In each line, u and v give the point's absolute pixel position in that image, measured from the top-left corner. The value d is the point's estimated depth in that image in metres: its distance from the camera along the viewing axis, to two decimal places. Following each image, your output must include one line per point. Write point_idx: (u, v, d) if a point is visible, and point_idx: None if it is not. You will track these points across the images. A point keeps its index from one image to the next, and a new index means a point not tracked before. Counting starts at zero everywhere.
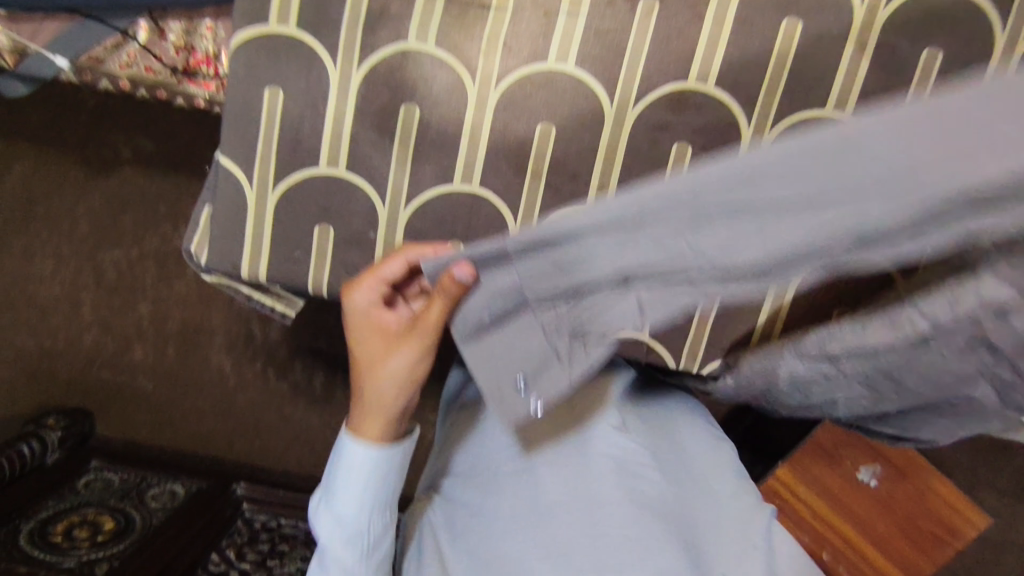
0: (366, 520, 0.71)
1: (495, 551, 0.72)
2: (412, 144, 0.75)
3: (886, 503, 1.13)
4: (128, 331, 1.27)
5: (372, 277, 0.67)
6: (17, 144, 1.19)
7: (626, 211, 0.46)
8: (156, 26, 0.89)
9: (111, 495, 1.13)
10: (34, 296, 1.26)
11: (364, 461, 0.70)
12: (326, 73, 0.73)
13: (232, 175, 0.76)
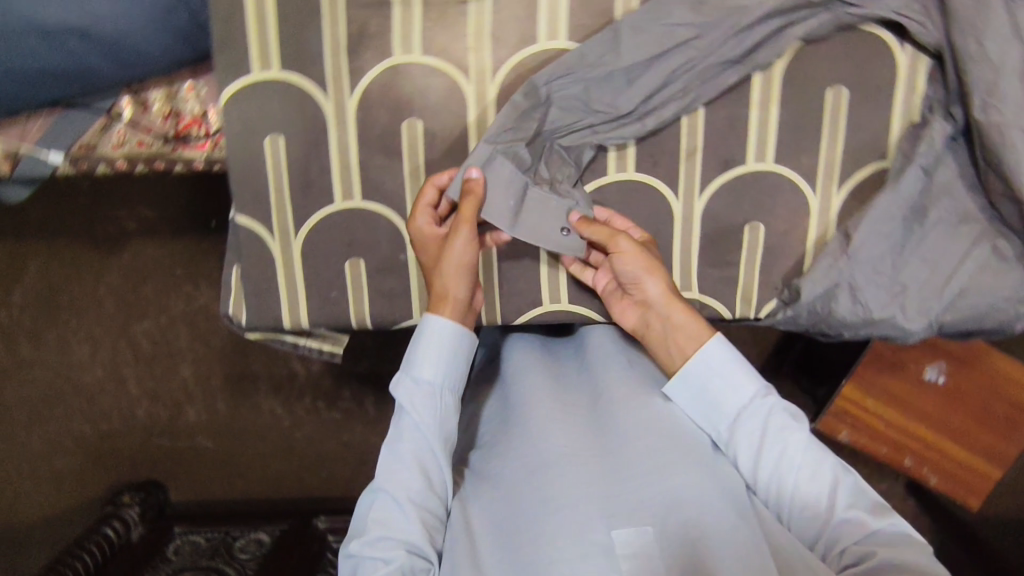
0: (406, 474, 0.65)
1: (503, 512, 0.64)
2: (422, 157, 0.73)
3: (957, 397, 1.06)
4: (180, 397, 1.27)
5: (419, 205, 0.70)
6: (27, 242, 1.18)
7: (530, 94, 0.70)
8: (138, 99, 0.88)
9: (202, 555, 1.15)
10: (80, 384, 1.26)
11: (409, 413, 0.67)
12: (321, 108, 0.71)
13: (253, 231, 0.74)
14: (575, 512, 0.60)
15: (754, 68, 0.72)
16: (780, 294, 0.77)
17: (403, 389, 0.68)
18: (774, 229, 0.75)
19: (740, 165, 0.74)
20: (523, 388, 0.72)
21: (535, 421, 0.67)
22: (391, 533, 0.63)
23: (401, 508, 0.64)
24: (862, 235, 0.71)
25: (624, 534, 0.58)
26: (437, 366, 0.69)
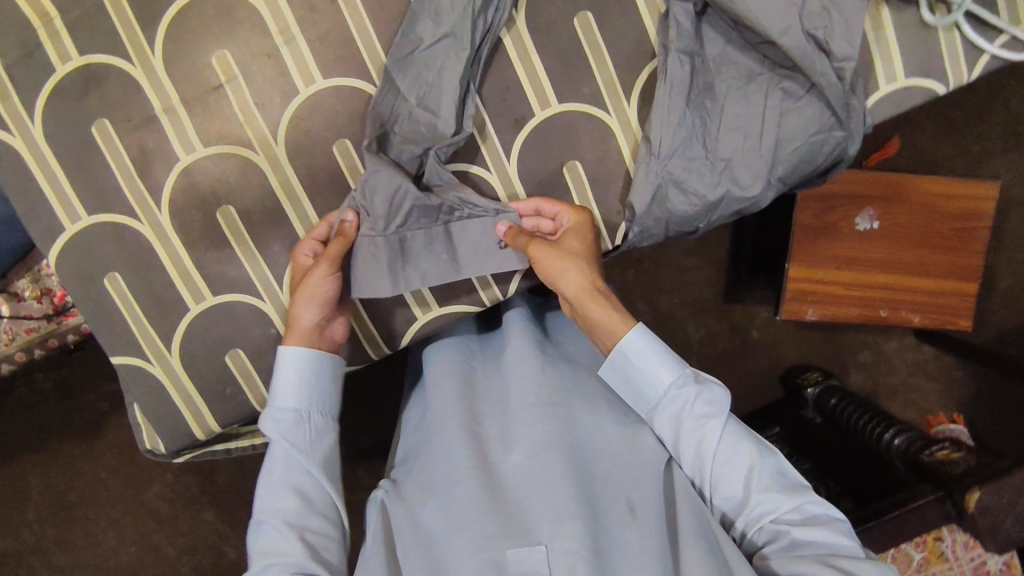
0: (284, 501, 0.69)
1: (415, 537, 0.67)
2: (248, 236, 0.76)
3: (898, 230, 1.11)
4: (214, 537, 1.28)
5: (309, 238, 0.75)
6: (22, 460, 1.24)
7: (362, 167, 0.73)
8: (9, 293, 0.93)
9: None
10: (117, 567, 1.26)
11: (279, 444, 0.71)
12: (140, 232, 0.75)
13: (130, 366, 0.78)
14: (478, 535, 0.64)
15: (500, 32, 0.74)
16: (624, 215, 0.78)
17: (267, 425, 0.71)
18: (589, 161, 0.77)
19: (531, 119, 0.76)
20: (436, 406, 0.75)
21: (445, 452, 0.71)
22: (277, 557, 0.66)
23: (282, 534, 0.67)
24: (659, 132, 0.73)
25: (517, 551, 0.63)
26: (296, 391, 0.72)
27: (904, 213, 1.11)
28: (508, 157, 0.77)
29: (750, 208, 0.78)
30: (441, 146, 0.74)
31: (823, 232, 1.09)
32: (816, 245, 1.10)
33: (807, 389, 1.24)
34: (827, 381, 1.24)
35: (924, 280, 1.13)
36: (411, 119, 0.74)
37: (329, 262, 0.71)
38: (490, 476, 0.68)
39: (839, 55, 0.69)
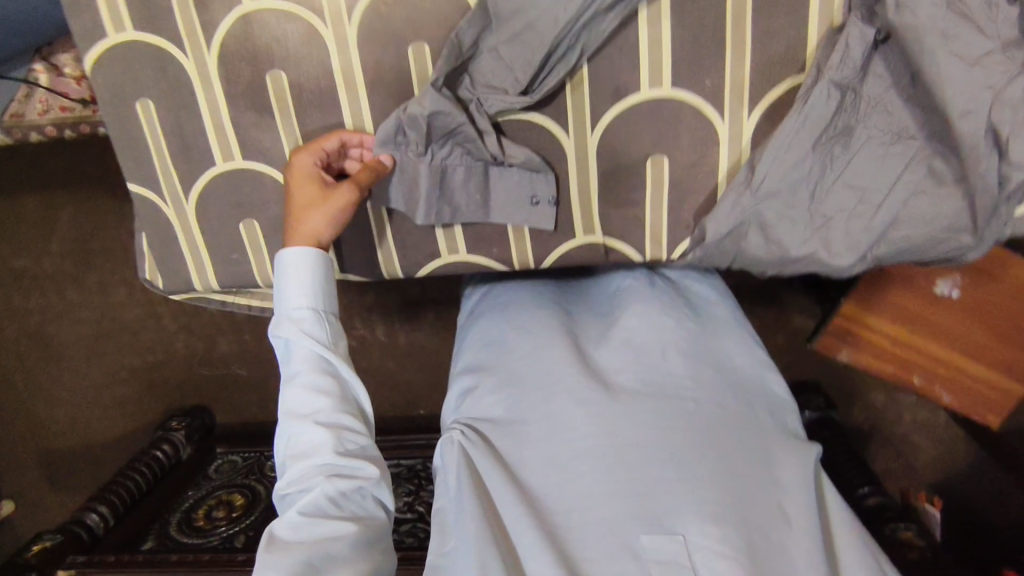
0: (310, 401, 0.65)
1: (529, 501, 0.58)
2: (292, 110, 0.69)
3: (983, 313, 0.90)
4: (212, 329, 1.34)
5: (312, 148, 0.68)
6: (59, 194, 1.25)
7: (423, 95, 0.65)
8: (50, 64, 0.89)
9: (238, 474, 1.20)
10: (118, 318, 1.34)
11: (301, 343, 0.66)
12: (182, 68, 0.68)
13: (145, 198, 0.75)
14: (603, 513, 0.56)
15: (640, 3, 0.62)
16: (691, 233, 0.70)
17: (286, 327, 0.67)
18: (679, 161, 0.67)
19: (634, 94, 0.65)
20: (538, 359, 0.67)
21: (558, 415, 0.62)
22: (314, 460, 0.62)
23: (314, 435, 0.63)
24: (766, 167, 0.63)
25: (653, 540, 0.54)
26: (304, 290, 0.67)
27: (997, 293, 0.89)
28: (593, 126, 0.67)
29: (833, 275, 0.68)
30: (492, 99, 0.65)
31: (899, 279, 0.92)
32: (879, 291, 0.95)
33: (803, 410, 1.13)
34: (827, 410, 1.12)
35: (999, 375, 0.94)
36: (494, 59, 0.65)
37: (350, 185, 0.66)
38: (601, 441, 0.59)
39: (1012, 162, 0.56)
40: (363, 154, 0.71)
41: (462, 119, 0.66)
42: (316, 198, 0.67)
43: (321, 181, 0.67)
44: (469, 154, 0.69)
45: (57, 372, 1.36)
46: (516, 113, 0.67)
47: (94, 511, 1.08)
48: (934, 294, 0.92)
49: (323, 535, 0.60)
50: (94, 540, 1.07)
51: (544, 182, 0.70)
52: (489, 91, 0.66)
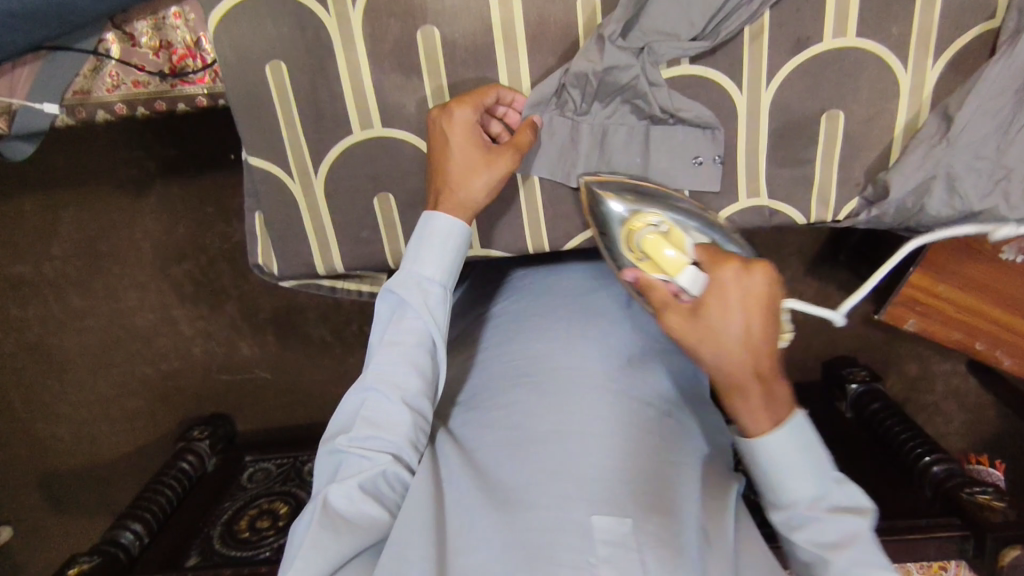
0: (405, 374, 0.60)
1: (481, 487, 0.57)
2: (443, 70, 0.64)
3: None
4: (232, 332, 1.19)
5: (471, 104, 0.61)
6: (58, 190, 1.11)
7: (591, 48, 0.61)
8: (124, 33, 0.80)
9: (275, 481, 1.07)
10: (131, 326, 1.19)
11: (419, 314, 0.61)
12: (322, 25, 0.62)
13: (268, 174, 0.69)
14: (552, 495, 0.54)
15: None
16: (863, 191, 0.68)
17: (412, 293, 0.61)
18: (855, 116, 0.65)
19: (817, 44, 0.62)
20: (514, 348, 0.65)
21: (529, 400, 0.60)
22: (384, 437, 0.59)
23: (396, 413, 0.59)
24: (966, 117, 0.61)
25: (603, 522, 0.52)
26: (438, 262, 0.62)
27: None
28: (768, 81, 0.64)
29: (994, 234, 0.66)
30: (666, 46, 0.61)
31: (964, 247, 0.83)
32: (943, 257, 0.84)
33: (850, 384, 1.06)
34: (874, 381, 1.07)
35: None
36: (671, 4, 0.60)
37: (517, 150, 0.63)
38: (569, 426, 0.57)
39: None
40: (508, 115, 0.65)
41: (637, 71, 0.62)
42: (477, 163, 0.62)
43: (483, 144, 0.62)
44: (633, 112, 0.66)
45: (61, 384, 1.22)
46: (684, 64, 0.63)
47: (128, 529, 0.94)
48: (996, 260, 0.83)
49: (363, 516, 0.57)
50: (132, 561, 0.93)
51: (709, 140, 0.66)
52: (660, 38, 0.61)
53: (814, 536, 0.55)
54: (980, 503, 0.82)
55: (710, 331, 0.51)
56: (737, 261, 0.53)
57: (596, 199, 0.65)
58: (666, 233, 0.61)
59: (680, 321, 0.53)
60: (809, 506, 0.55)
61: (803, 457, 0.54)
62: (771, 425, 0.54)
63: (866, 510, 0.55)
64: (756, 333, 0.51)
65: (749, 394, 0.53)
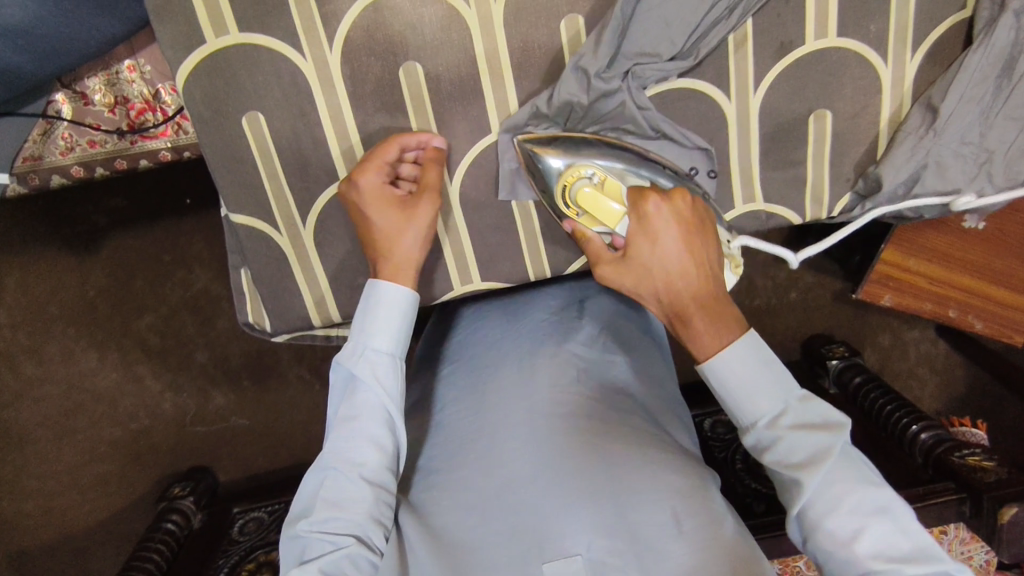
0: (361, 449, 0.56)
1: (438, 550, 0.54)
2: (429, 107, 0.62)
3: (1006, 239, 0.86)
4: (204, 379, 1.12)
5: (375, 164, 0.59)
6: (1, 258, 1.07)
7: (573, 78, 0.60)
8: (75, 92, 0.75)
9: (270, 529, 0.98)
10: (94, 389, 1.11)
11: (369, 390, 0.57)
12: (297, 71, 0.59)
13: (252, 230, 0.65)
14: (507, 549, 0.52)
15: None
16: (854, 186, 0.68)
17: (360, 367, 0.58)
18: (842, 115, 0.65)
19: (799, 47, 0.63)
20: (465, 398, 0.62)
21: (477, 445, 0.57)
22: (346, 518, 0.54)
23: (357, 491, 0.55)
24: (950, 106, 0.62)
25: (554, 567, 0.51)
26: (388, 335, 0.59)
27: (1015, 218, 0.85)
28: (756, 88, 0.64)
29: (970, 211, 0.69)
30: (649, 69, 0.60)
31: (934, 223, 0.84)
32: (915, 235, 0.87)
33: (831, 361, 1.07)
34: (854, 356, 1.07)
35: None
36: (649, 23, 0.58)
37: (433, 192, 0.60)
38: (518, 468, 0.55)
39: None
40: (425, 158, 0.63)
41: (625, 96, 0.61)
42: (397, 220, 0.59)
43: (399, 197, 0.60)
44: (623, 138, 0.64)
45: (18, 459, 1.12)
46: (669, 82, 0.63)
47: None
48: (960, 230, 0.86)
49: None
50: None
51: (703, 155, 0.65)
52: (643, 60, 0.60)
53: (781, 458, 0.53)
54: (971, 464, 0.82)
55: (642, 269, 0.55)
56: (658, 194, 0.56)
57: (534, 158, 0.62)
58: (600, 185, 0.60)
59: (613, 269, 0.57)
60: (773, 423, 0.54)
61: (762, 373, 0.54)
62: (720, 346, 0.54)
63: (842, 425, 0.52)
64: (686, 255, 0.54)
65: (693, 319, 0.55)
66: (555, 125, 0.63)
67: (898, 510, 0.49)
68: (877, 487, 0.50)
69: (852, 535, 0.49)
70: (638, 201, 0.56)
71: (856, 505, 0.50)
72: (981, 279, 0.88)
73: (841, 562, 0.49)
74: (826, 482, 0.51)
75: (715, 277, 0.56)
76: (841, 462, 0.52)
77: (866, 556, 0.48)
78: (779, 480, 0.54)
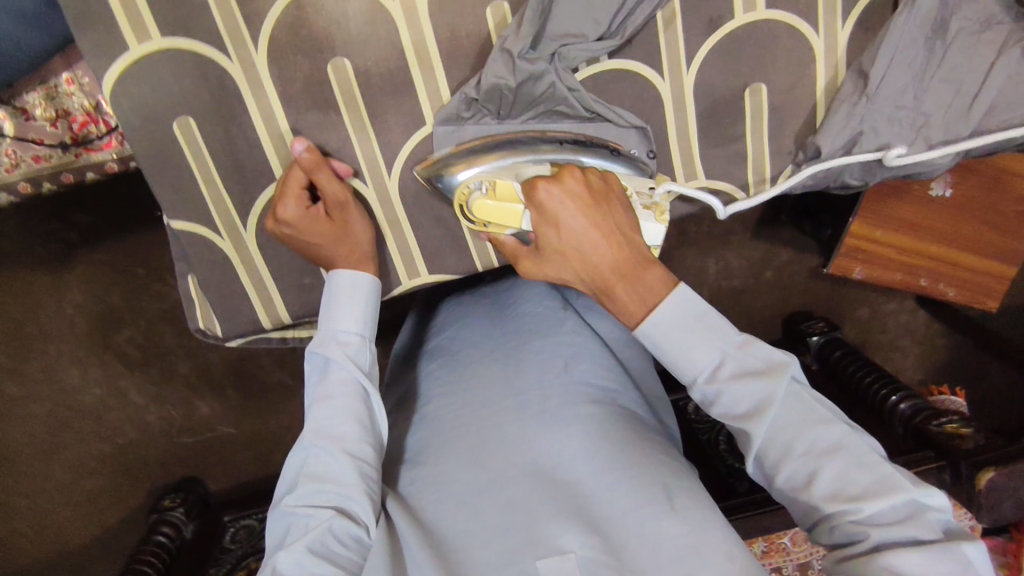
0: (340, 423, 0.57)
1: (421, 527, 0.53)
2: (360, 102, 0.62)
3: (972, 207, 0.86)
4: (188, 391, 1.12)
5: (288, 196, 0.60)
6: None
7: (498, 62, 0.59)
8: (15, 108, 0.74)
9: (259, 538, 0.99)
10: (79, 406, 1.10)
11: (343, 367, 0.59)
12: (224, 73, 0.59)
13: (193, 235, 0.65)
14: (489, 515, 0.51)
15: None
16: (795, 158, 0.68)
17: (331, 349, 0.60)
18: (777, 87, 0.65)
19: (729, 21, 0.63)
20: (448, 381, 0.62)
21: (458, 420, 0.58)
22: (328, 491, 0.54)
23: (339, 466, 0.55)
24: (881, 71, 0.62)
25: (550, 564, 0.48)
26: (356, 316, 0.62)
27: (980, 185, 0.85)
28: (688, 65, 0.64)
29: (918, 175, 0.69)
30: (574, 49, 0.60)
31: (895, 189, 0.83)
32: (881, 204, 0.85)
33: (811, 337, 1.07)
34: (832, 330, 1.07)
35: (989, 262, 0.92)
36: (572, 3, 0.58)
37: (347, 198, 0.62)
38: (495, 437, 0.55)
39: None
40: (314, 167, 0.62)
41: (552, 78, 0.60)
42: (335, 234, 0.61)
43: (325, 216, 0.61)
44: (559, 121, 0.64)
45: None
46: (599, 62, 0.63)
47: None
48: (925, 196, 0.85)
49: None
50: None
51: (640, 136, 0.65)
52: (568, 42, 0.59)
53: (728, 410, 0.53)
54: (950, 432, 0.82)
55: (555, 255, 0.56)
56: (546, 179, 0.55)
57: (434, 180, 0.63)
58: (493, 191, 0.59)
59: (532, 263, 0.59)
60: (712, 376, 0.53)
61: (693, 328, 0.54)
62: (651, 307, 0.54)
63: (785, 365, 0.52)
64: (593, 230, 0.54)
65: (618, 291, 0.55)
66: (488, 112, 0.63)
67: (852, 445, 0.49)
68: (827, 426, 0.50)
69: (810, 476, 0.49)
70: (529, 192, 0.55)
71: (806, 449, 0.50)
72: (947, 244, 0.89)
73: (806, 504, 0.50)
74: (775, 427, 0.51)
75: (629, 239, 0.55)
76: (789, 405, 0.51)
77: (823, 497, 0.48)
78: (734, 434, 0.54)
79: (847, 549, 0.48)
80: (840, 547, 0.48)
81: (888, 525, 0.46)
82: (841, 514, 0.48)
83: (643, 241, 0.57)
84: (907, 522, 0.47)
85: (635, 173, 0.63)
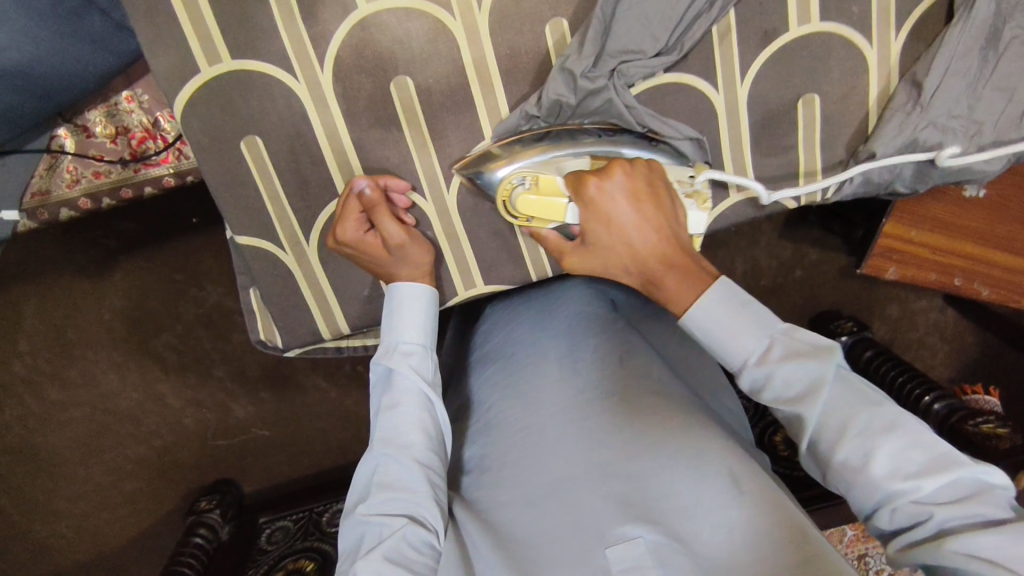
0: (408, 432, 0.58)
1: (500, 543, 0.54)
2: (421, 119, 0.63)
3: (1009, 207, 0.85)
4: (223, 394, 1.13)
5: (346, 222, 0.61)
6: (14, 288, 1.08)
7: (559, 80, 0.61)
8: (76, 126, 0.77)
9: (296, 538, 0.99)
10: (117, 410, 1.12)
11: (408, 378, 0.60)
12: (291, 93, 0.61)
13: (257, 249, 0.67)
14: (566, 523, 0.52)
15: None
16: (847, 167, 0.69)
17: (395, 361, 0.61)
18: (831, 97, 0.66)
19: (783, 34, 0.63)
20: (510, 387, 0.63)
21: (525, 430, 0.59)
22: (400, 498, 0.55)
23: (409, 474, 0.56)
24: (934, 80, 0.63)
25: (616, 552, 0.49)
26: (418, 326, 0.63)
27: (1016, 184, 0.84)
28: (743, 77, 0.64)
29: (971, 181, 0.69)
30: (635, 66, 0.61)
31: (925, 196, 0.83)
32: (913, 210, 0.86)
33: (839, 336, 1.07)
34: (862, 330, 1.06)
35: None
36: (632, 20, 0.59)
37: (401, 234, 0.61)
38: (562, 445, 0.56)
39: None
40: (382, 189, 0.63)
41: (610, 94, 0.61)
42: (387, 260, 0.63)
43: (379, 244, 0.62)
44: None
45: (47, 483, 1.14)
46: (657, 77, 0.64)
47: None
48: (960, 198, 0.84)
49: None
50: None
51: (695, 146, 0.66)
52: (628, 59, 0.60)
53: (778, 393, 0.53)
54: (985, 433, 0.81)
55: (604, 248, 0.57)
56: (596, 176, 0.56)
57: (473, 177, 0.64)
58: (536, 186, 0.60)
59: (579, 257, 0.59)
60: (761, 360, 0.54)
61: (737, 313, 0.55)
62: (695, 297, 0.56)
63: (831, 350, 0.52)
64: (640, 219, 0.55)
65: (666, 278, 0.56)
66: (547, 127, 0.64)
67: (905, 424, 0.49)
68: (877, 406, 0.50)
69: (867, 454, 0.49)
70: (579, 185, 0.57)
71: (861, 427, 0.50)
72: (984, 245, 0.88)
73: (863, 488, 0.49)
74: (825, 411, 0.52)
75: (673, 227, 0.57)
76: (836, 388, 0.52)
77: (884, 477, 0.48)
78: (784, 419, 0.54)
79: (911, 532, 0.47)
80: (902, 531, 0.48)
81: (949, 504, 0.46)
82: (901, 494, 0.47)
83: (686, 232, 0.59)
84: (967, 501, 0.46)
85: (676, 162, 0.63)
